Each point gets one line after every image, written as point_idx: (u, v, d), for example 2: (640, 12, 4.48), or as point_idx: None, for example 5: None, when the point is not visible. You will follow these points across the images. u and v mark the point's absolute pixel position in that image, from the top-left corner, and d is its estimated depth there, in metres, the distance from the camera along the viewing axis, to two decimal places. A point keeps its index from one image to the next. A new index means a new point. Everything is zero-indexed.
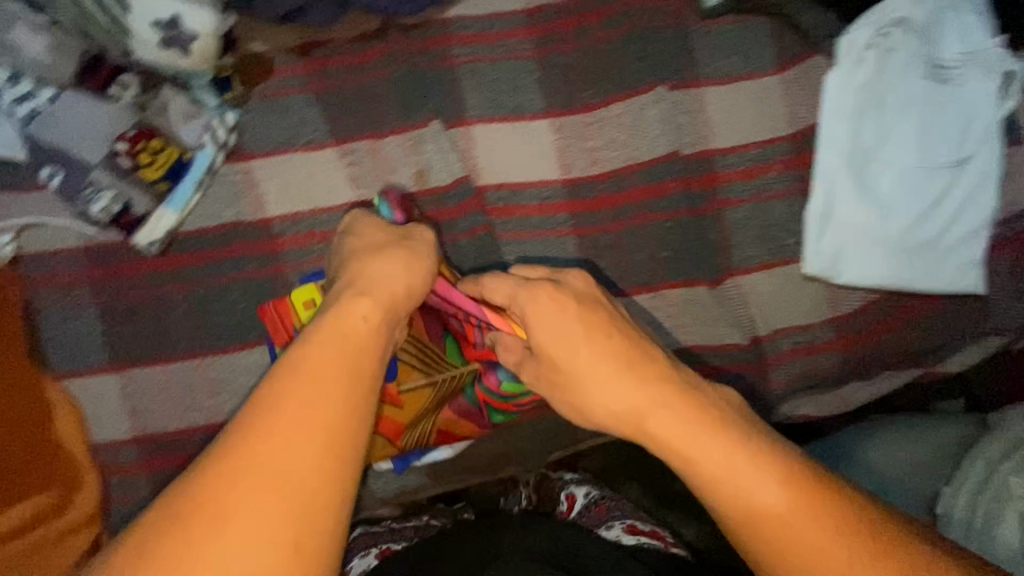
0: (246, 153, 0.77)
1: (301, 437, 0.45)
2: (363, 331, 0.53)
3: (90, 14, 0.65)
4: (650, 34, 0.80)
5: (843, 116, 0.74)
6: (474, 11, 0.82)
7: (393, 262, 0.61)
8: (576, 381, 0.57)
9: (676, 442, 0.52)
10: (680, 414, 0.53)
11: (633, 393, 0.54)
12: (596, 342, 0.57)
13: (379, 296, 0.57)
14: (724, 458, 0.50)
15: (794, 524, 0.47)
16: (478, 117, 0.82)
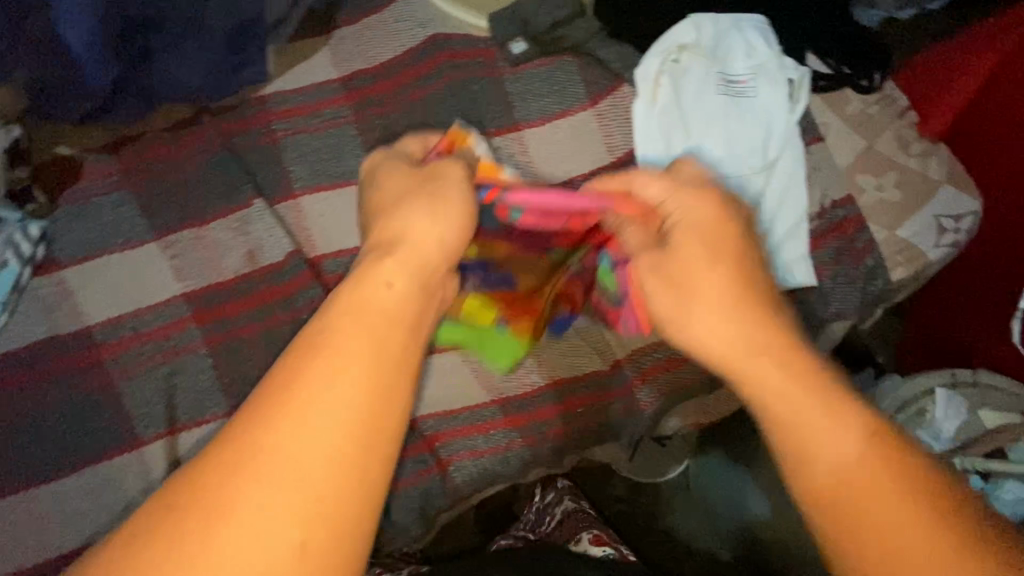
0: (58, 263, 0.73)
1: (331, 444, 0.36)
2: (390, 300, 0.43)
3: None
4: (464, 87, 0.81)
5: (653, 140, 0.78)
6: (291, 90, 0.82)
7: (420, 209, 0.51)
8: (703, 300, 0.50)
9: (768, 394, 0.43)
10: (780, 358, 0.45)
11: (713, 328, 0.48)
12: (719, 272, 0.50)
13: (411, 260, 0.47)
14: (779, 383, 0.44)
15: (865, 488, 0.39)
16: (305, 188, 0.78)
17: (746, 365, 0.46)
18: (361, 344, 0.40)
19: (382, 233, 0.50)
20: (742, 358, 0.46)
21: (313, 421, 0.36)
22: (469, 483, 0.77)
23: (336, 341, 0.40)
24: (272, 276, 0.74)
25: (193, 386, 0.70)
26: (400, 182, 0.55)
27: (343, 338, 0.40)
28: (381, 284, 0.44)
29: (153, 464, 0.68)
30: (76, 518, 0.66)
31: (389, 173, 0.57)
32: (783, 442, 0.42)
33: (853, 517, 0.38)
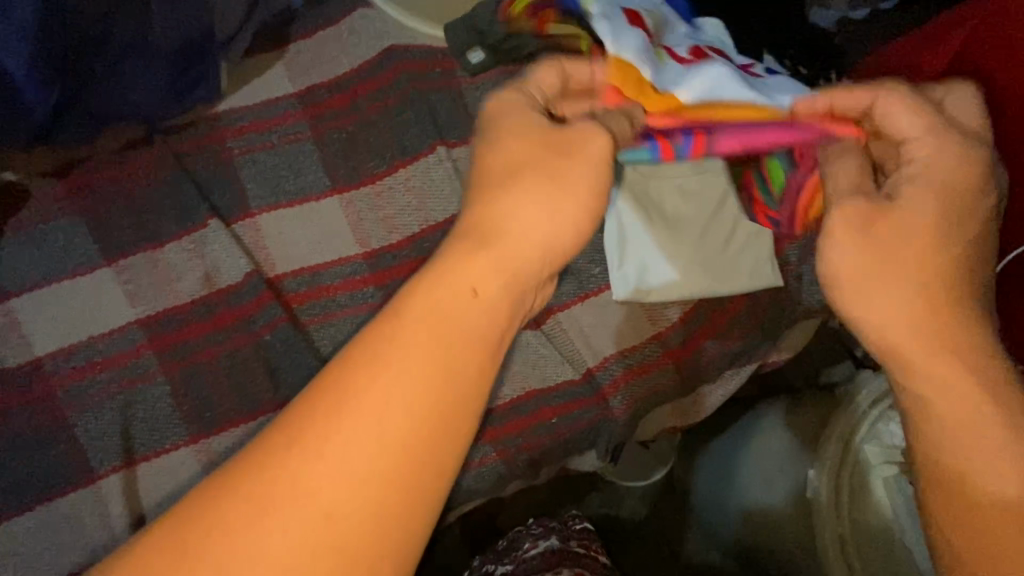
0: (6, 292, 0.70)
1: (368, 437, 0.38)
2: (474, 322, 0.44)
3: None
4: (423, 99, 0.81)
5: None
6: (245, 107, 0.80)
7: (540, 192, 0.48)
8: (874, 286, 0.49)
9: (932, 382, 0.47)
10: (913, 310, 0.48)
11: (891, 300, 0.48)
12: (900, 269, 0.48)
13: (508, 255, 0.46)
14: (928, 332, 0.48)
15: (969, 426, 0.46)
16: (263, 206, 0.77)
17: (920, 318, 0.48)
18: (437, 339, 0.42)
19: (483, 221, 0.47)
20: (903, 328, 0.48)
21: (357, 416, 0.38)
22: (444, 499, 0.75)
23: (397, 341, 0.41)
24: (230, 298, 0.73)
25: (151, 415, 0.68)
26: (527, 144, 0.50)
27: (424, 330, 0.42)
28: (477, 279, 0.45)
29: (110, 498, 0.65)
30: (28, 560, 0.63)
31: (511, 130, 0.51)
32: (919, 391, 0.48)
33: (942, 451, 0.47)
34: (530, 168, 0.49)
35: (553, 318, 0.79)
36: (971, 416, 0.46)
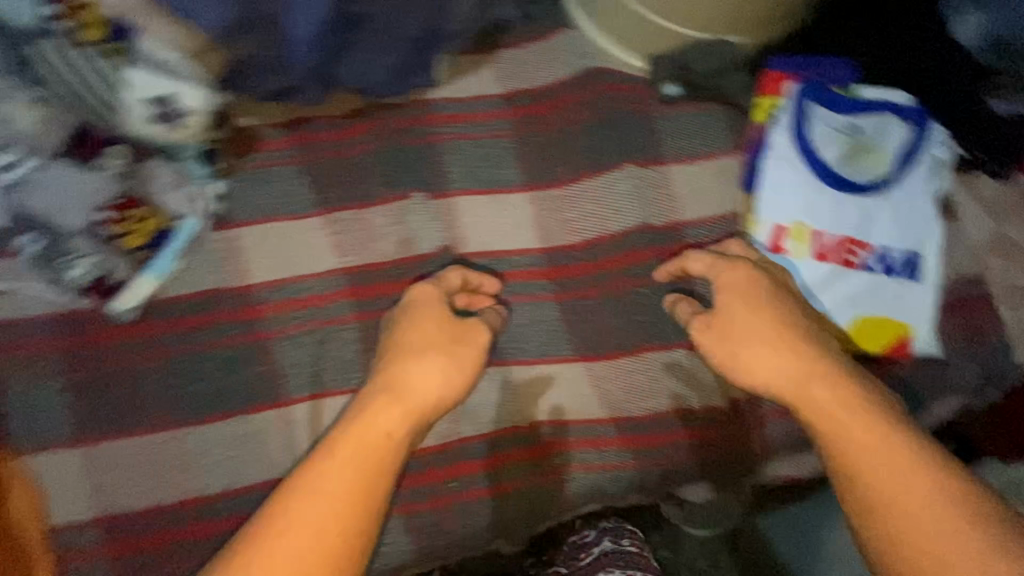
0: (233, 222, 0.77)
1: (321, 490, 0.52)
2: (385, 444, 0.57)
3: (83, 91, 0.66)
4: (617, 118, 0.86)
5: (793, 200, 0.80)
6: (456, 97, 0.87)
7: (428, 356, 0.64)
8: (735, 335, 0.66)
9: (830, 432, 0.57)
10: (831, 402, 0.59)
11: (776, 358, 0.63)
12: (785, 347, 0.64)
13: (411, 402, 0.61)
14: (836, 404, 0.59)
15: (913, 502, 0.52)
16: (460, 189, 0.83)
17: (810, 384, 0.61)
18: (350, 448, 0.55)
19: (388, 381, 0.62)
20: (792, 379, 0.62)
21: (324, 479, 0.53)
22: (579, 495, 0.78)
23: (338, 445, 0.56)
24: (422, 265, 0.79)
25: (341, 357, 0.73)
26: (422, 330, 0.67)
27: (348, 441, 0.56)
28: (393, 413, 0.59)
29: (296, 424, 0.70)
30: (218, 464, 0.68)
31: (411, 320, 0.68)
32: (845, 463, 0.56)
33: (882, 516, 0.53)
34: (418, 353, 0.65)
35: None
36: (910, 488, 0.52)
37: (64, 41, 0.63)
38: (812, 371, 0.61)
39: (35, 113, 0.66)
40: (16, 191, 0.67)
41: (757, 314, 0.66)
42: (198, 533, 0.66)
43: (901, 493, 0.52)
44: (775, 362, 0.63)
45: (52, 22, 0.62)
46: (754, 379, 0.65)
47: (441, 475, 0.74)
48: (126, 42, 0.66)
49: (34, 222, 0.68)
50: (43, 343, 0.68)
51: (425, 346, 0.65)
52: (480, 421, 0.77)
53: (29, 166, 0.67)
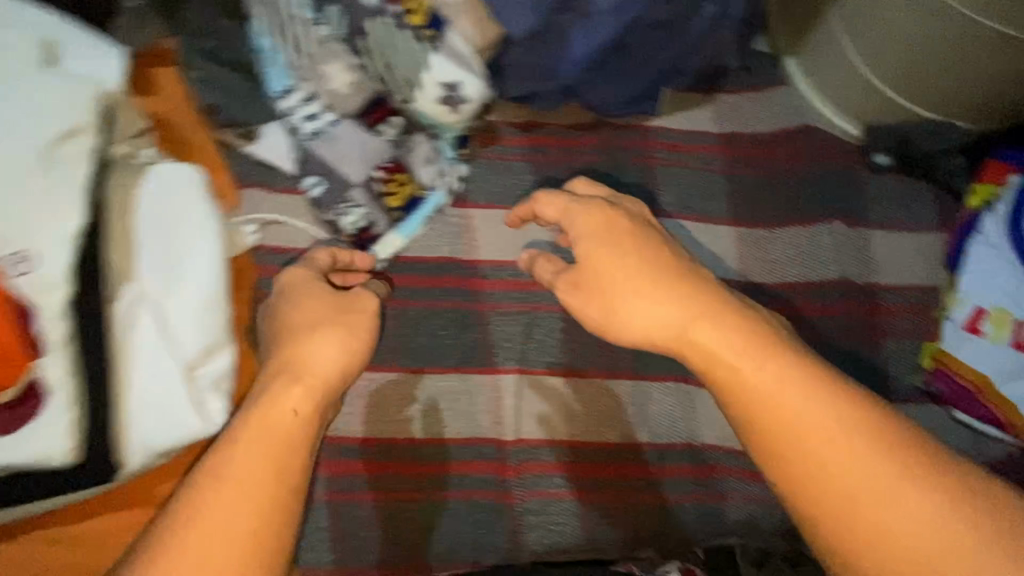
0: (468, 201, 0.86)
1: (244, 472, 0.46)
2: (291, 426, 0.50)
3: (395, 67, 0.75)
4: (826, 176, 0.91)
5: (992, 281, 0.81)
6: (676, 128, 0.94)
7: (325, 336, 0.55)
8: (608, 286, 0.56)
9: (745, 389, 0.49)
10: (754, 359, 0.49)
11: (663, 307, 0.53)
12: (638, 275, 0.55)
13: (315, 381, 0.53)
14: (725, 343, 0.50)
15: (866, 483, 0.44)
16: (670, 212, 0.89)
17: (692, 331, 0.52)
18: (253, 441, 0.48)
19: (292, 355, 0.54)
20: (673, 333, 0.53)
21: (228, 463, 0.47)
22: (737, 523, 0.81)
23: (243, 442, 0.48)
24: None
25: (545, 341, 0.80)
26: (310, 308, 0.58)
27: (251, 442, 0.48)
28: (291, 405, 0.50)
29: (505, 395, 0.77)
30: (432, 411, 0.75)
31: (302, 302, 0.59)
32: (750, 417, 0.49)
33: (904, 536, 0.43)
34: (315, 327, 0.56)
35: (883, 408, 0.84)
36: (849, 472, 0.44)
37: (392, 21, 0.72)
38: (720, 318, 0.51)
39: (349, 77, 0.75)
40: (315, 139, 0.77)
41: (621, 245, 0.57)
42: (406, 469, 0.73)
43: (842, 475, 0.45)
44: (707, 328, 0.51)
45: (390, 4, 0.72)
46: (666, 333, 0.54)
47: (618, 468, 0.78)
48: (439, 30, 0.74)
49: (321, 167, 0.78)
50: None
51: (311, 322, 0.57)
52: (657, 429, 0.81)
53: (328, 119, 0.77)
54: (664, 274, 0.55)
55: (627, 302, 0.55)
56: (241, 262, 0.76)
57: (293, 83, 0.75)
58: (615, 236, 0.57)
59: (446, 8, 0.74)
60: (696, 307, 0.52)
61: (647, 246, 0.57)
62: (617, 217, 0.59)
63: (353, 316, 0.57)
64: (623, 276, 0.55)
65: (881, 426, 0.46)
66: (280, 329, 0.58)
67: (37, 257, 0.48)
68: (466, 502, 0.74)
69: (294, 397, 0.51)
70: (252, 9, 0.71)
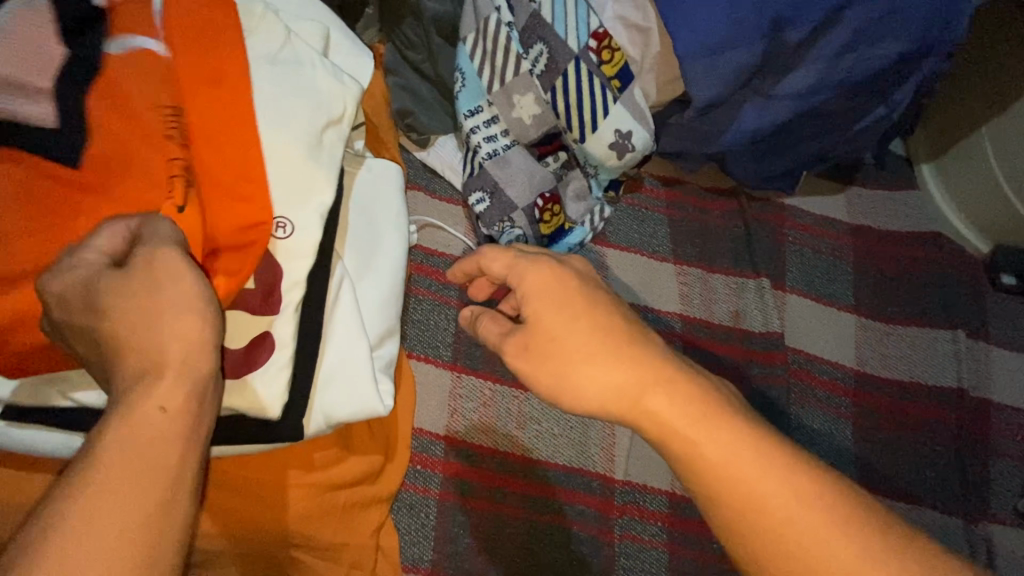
0: (605, 241, 0.91)
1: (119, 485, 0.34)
2: (164, 428, 0.36)
3: (579, 108, 0.81)
4: (952, 285, 0.93)
5: None
6: (808, 210, 0.97)
7: (188, 314, 0.39)
8: (561, 350, 0.48)
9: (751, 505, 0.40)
10: (697, 421, 0.43)
11: (613, 373, 0.46)
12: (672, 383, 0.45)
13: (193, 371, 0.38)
14: (680, 413, 0.44)
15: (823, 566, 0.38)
16: (795, 289, 0.92)
17: (643, 397, 0.45)
18: (126, 470, 0.34)
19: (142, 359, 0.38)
20: (632, 400, 0.45)
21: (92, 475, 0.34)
22: None
23: (100, 469, 0.34)
24: (745, 339, 0.88)
25: None
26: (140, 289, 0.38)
27: (122, 470, 0.35)
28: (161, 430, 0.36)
29: (619, 435, 0.78)
30: (548, 436, 0.76)
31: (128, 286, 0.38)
32: (717, 503, 0.42)
33: None
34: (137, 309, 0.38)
35: (983, 527, 0.83)
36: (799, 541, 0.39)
37: (588, 67, 0.79)
38: (657, 381, 0.45)
39: (534, 109, 0.81)
40: (489, 158, 0.82)
41: (572, 308, 0.48)
42: (516, 486, 0.74)
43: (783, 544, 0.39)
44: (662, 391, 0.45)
45: (589, 52, 0.79)
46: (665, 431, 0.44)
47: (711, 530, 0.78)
48: (625, 82, 0.80)
49: (488, 185, 0.82)
50: (451, 279, 0.81)
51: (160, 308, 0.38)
52: None
53: (505, 143, 0.83)
54: (612, 343, 0.47)
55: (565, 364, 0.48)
56: None
57: (482, 105, 0.81)
58: (565, 293, 0.49)
59: (634, 64, 0.80)
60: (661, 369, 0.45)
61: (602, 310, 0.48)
62: (571, 277, 0.50)
63: (174, 292, 0.39)
64: (578, 345, 0.47)
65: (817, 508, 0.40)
66: (90, 293, 0.39)
67: (292, 224, 0.53)
68: (567, 532, 0.74)
69: (160, 394, 0.37)
70: (466, 33, 0.79)
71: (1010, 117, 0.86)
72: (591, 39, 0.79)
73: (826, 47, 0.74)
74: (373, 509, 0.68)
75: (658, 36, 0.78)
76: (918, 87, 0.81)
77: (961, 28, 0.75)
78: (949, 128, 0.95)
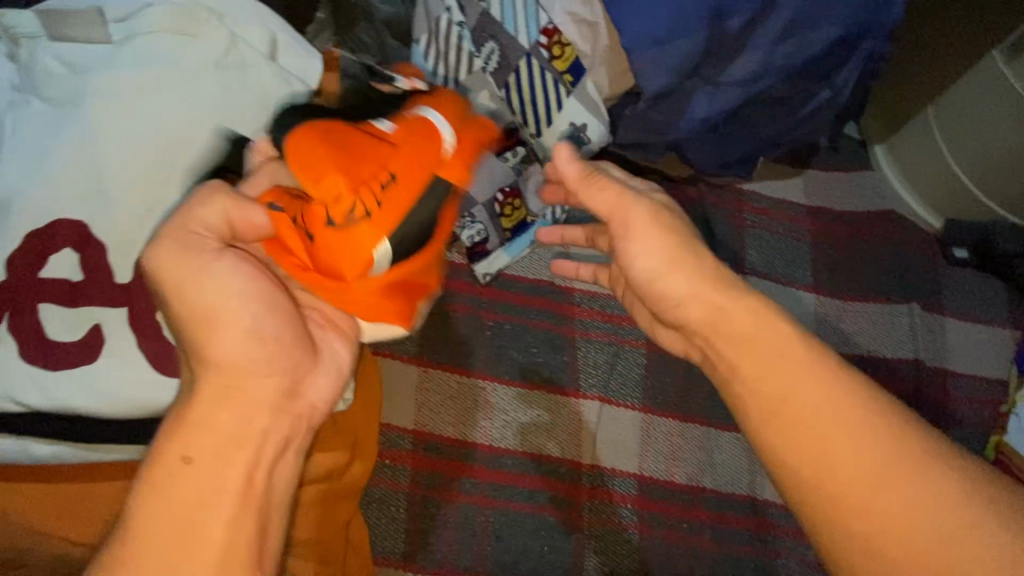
0: None
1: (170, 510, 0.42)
2: (217, 445, 0.45)
3: (533, 103, 0.83)
4: (907, 260, 0.96)
5: None
6: (766, 194, 1.00)
7: (233, 331, 0.46)
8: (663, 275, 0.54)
9: (818, 430, 0.46)
10: (810, 384, 0.47)
11: (713, 301, 0.52)
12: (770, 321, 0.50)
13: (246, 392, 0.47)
14: (763, 341, 0.50)
15: (871, 490, 0.43)
16: (755, 271, 0.94)
17: (732, 317, 0.51)
18: (186, 484, 0.43)
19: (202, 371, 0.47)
20: (724, 324, 0.51)
21: (161, 486, 0.43)
22: None
23: (169, 469, 0.43)
24: None
25: (627, 375, 0.82)
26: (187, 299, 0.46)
27: (170, 497, 0.43)
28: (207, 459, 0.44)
29: (586, 420, 0.80)
30: (515, 425, 0.78)
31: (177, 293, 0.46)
32: (779, 424, 0.48)
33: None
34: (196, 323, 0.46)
35: None
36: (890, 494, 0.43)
37: (540, 63, 0.81)
38: (785, 346, 0.49)
39: (489, 106, 0.83)
40: None
41: (663, 241, 0.54)
42: (487, 475, 0.75)
43: (862, 496, 0.44)
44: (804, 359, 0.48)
45: (540, 48, 0.80)
46: (778, 399, 0.48)
47: (680, 510, 0.79)
48: (577, 76, 0.82)
49: None
50: None
51: (212, 309, 0.46)
52: (721, 479, 0.82)
53: None
54: (745, 314, 0.51)
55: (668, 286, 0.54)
56: None
57: None
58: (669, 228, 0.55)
59: (586, 58, 0.81)
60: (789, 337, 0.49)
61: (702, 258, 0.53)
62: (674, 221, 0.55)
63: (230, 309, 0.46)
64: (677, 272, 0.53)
65: (912, 467, 0.43)
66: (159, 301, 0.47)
67: None
68: (536, 518, 0.75)
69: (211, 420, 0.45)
70: (419, 34, 0.81)
71: (953, 95, 0.89)
72: (541, 36, 0.80)
73: (767, 32, 0.76)
74: (343, 504, 0.69)
75: (606, 29, 0.78)
76: (860, 70, 0.84)
77: (896, 9, 0.77)
78: (900, 107, 0.98)
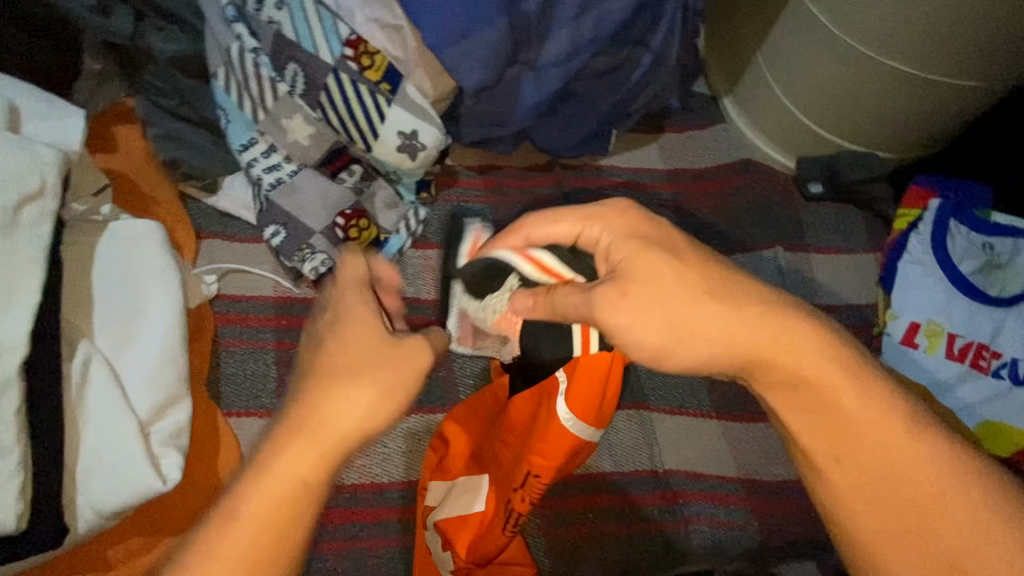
0: (427, 242, 0.88)
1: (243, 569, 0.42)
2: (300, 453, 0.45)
3: (354, 118, 0.79)
4: (767, 205, 0.98)
5: (915, 303, 0.88)
6: (623, 166, 1.00)
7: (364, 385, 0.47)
8: (670, 298, 0.49)
9: (831, 422, 0.48)
10: (865, 415, 0.47)
11: (720, 320, 0.49)
12: (764, 316, 0.49)
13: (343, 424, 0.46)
14: (769, 332, 0.49)
15: (892, 464, 0.46)
16: None
17: (742, 332, 0.49)
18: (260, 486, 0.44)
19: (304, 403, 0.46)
20: (733, 341, 0.49)
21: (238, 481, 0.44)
22: (702, 549, 0.82)
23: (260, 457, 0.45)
24: None
25: None
26: (354, 346, 0.48)
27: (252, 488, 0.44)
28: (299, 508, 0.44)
29: None
30: (394, 456, 0.74)
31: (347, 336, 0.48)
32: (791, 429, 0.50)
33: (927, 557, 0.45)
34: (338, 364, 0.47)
35: None
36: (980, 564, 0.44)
37: (350, 76, 0.77)
38: (852, 403, 0.47)
39: (309, 129, 0.79)
40: (274, 188, 0.79)
41: (662, 269, 0.50)
42: (373, 516, 0.71)
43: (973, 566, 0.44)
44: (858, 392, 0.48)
45: (347, 61, 0.77)
46: (866, 458, 0.47)
47: (618, 502, 0.82)
48: (395, 83, 0.78)
49: (281, 216, 0.79)
50: (265, 321, 0.78)
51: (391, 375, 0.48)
52: (620, 458, 0.85)
53: (290, 169, 0.80)
54: (794, 346, 0.49)
55: (708, 351, 0.49)
56: (200, 314, 0.76)
57: (255, 136, 0.79)
58: (659, 258, 0.50)
59: (400, 63, 0.78)
60: (840, 364, 0.48)
61: (700, 270, 0.50)
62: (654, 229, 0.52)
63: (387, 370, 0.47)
64: (668, 283, 0.49)
65: (980, 495, 0.45)
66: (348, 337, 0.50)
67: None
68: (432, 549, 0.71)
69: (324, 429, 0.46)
70: (216, 69, 0.77)
71: (774, 39, 0.92)
72: (345, 48, 0.76)
73: (565, 8, 0.76)
74: None
75: (411, 31, 0.77)
76: (675, 31, 0.85)
77: None
78: (737, 58, 1.01)
